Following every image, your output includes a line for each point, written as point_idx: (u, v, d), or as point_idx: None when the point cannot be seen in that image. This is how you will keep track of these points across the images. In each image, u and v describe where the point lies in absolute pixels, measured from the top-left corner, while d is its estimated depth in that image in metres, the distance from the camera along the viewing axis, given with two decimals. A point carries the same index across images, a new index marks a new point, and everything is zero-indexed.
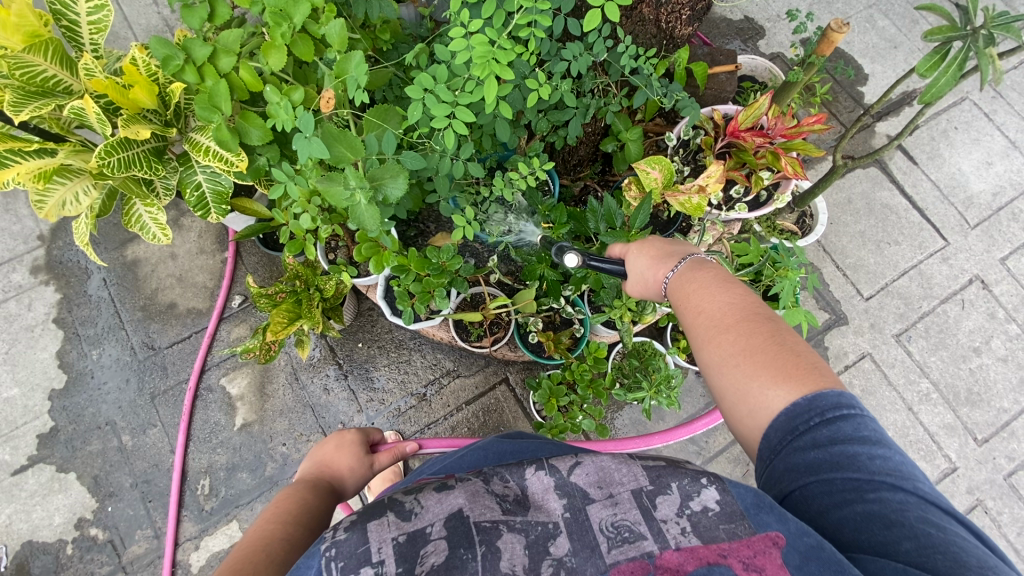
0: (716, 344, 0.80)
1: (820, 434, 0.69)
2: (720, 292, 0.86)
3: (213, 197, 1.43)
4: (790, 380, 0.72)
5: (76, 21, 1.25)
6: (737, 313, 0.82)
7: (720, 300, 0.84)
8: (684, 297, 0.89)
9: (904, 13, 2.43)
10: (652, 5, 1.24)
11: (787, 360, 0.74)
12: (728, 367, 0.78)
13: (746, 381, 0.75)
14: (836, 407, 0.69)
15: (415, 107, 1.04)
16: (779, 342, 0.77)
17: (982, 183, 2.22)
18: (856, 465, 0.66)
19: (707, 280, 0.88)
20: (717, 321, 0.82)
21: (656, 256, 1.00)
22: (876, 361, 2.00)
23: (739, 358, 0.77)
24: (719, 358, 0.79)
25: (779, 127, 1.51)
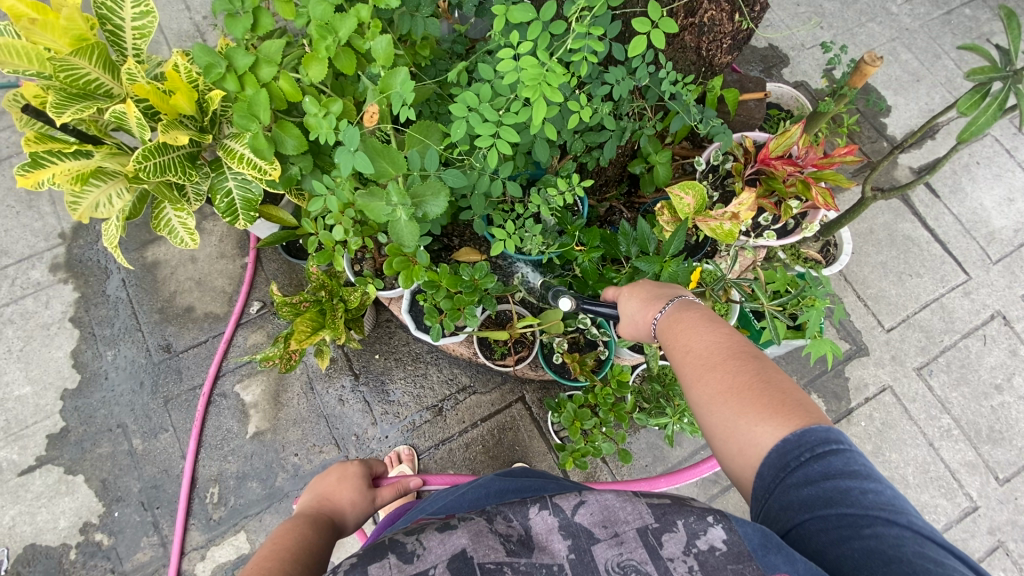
0: (703, 382, 0.79)
1: (811, 469, 0.67)
2: (706, 329, 0.85)
3: (242, 204, 1.43)
4: (778, 416, 0.71)
5: (121, 26, 1.26)
6: (722, 351, 0.81)
7: (706, 337, 0.84)
8: (670, 337, 0.90)
9: (926, 48, 2.47)
10: (694, 33, 1.21)
11: (775, 396, 0.73)
12: (715, 405, 0.76)
13: (735, 417, 0.73)
14: (824, 442, 0.67)
15: (459, 124, 1.05)
16: (765, 378, 0.76)
17: (1004, 219, 2.21)
18: (849, 500, 0.64)
19: (693, 319, 0.89)
20: (703, 358, 0.82)
21: (644, 297, 1.03)
22: (897, 395, 1.98)
23: (725, 395, 0.76)
24: (707, 395, 0.78)
25: (810, 157, 1.51)
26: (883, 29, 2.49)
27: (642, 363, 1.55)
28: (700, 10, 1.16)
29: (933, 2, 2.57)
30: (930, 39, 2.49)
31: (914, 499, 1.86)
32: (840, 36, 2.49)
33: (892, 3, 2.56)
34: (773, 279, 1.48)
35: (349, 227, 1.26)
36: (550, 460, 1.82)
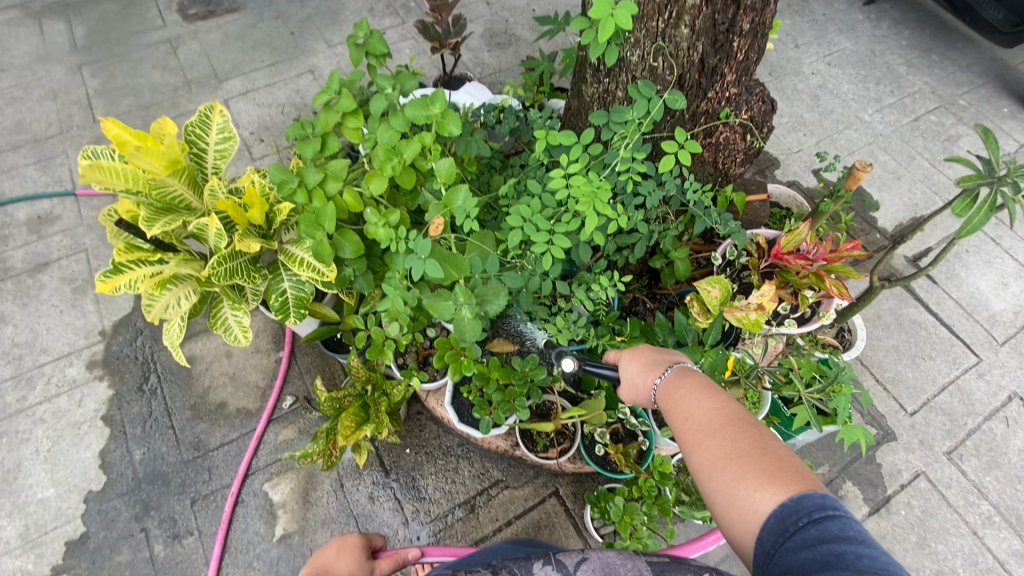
0: (705, 448, 0.84)
1: (808, 534, 0.69)
2: (705, 398, 0.92)
3: (295, 302, 1.52)
4: (777, 482, 0.75)
5: (205, 149, 1.43)
6: (722, 417, 0.87)
7: (706, 405, 0.90)
8: (672, 404, 0.96)
9: (901, 150, 2.75)
10: (712, 150, 1.38)
11: (773, 464, 0.78)
12: (715, 470, 0.81)
13: (736, 482, 0.78)
14: (819, 508, 0.70)
15: (516, 232, 1.19)
16: (762, 445, 0.81)
17: (1002, 302, 2.33)
18: (842, 562, 0.65)
19: (692, 386, 0.96)
20: (705, 425, 0.87)
21: (645, 363, 1.11)
22: (931, 480, 1.97)
23: (726, 461, 0.81)
24: (709, 460, 0.83)
25: (820, 252, 1.62)
26: (860, 135, 2.79)
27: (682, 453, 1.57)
28: (716, 132, 1.33)
29: (901, 112, 2.90)
30: (904, 143, 2.78)
31: None
32: (823, 140, 2.77)
33: (865, 113, 2.88)
34: (798, 366, 1.55)
35: (403, 324, 1.36)
36: None
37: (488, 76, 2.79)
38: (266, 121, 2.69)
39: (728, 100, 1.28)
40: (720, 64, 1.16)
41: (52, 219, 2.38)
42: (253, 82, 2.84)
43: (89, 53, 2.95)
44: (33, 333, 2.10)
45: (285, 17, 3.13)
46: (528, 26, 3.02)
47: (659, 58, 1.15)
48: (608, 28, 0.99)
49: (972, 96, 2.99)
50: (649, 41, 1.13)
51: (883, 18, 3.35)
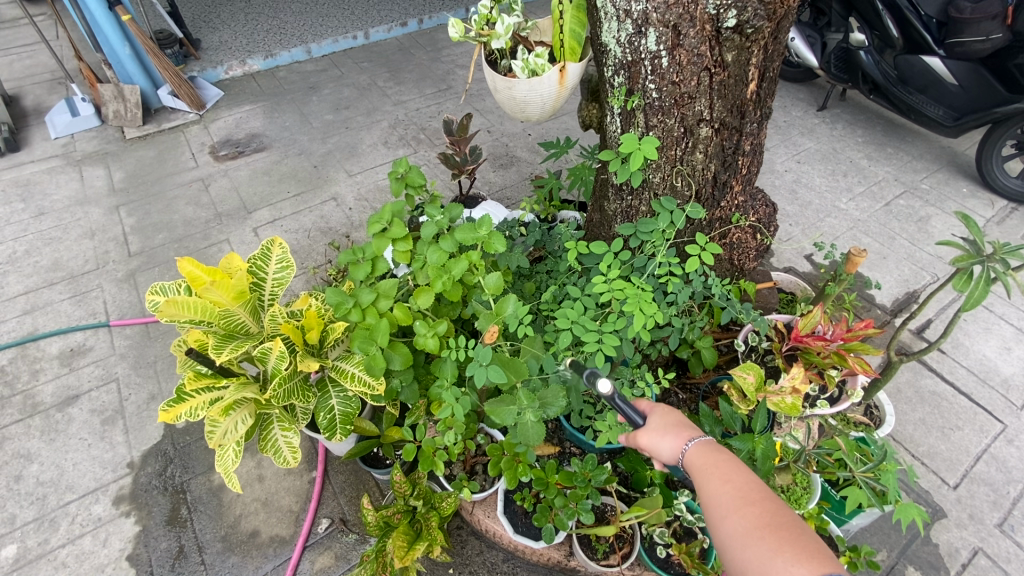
0: (742, 516, 0.92)
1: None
2: (741, 471, 1.00)
3: (342, 418, 1.54)
4: (810, 559, 0.83)
5: (265, 278, 1.55)
6: (759, 492, 0.95)
7: (743, 478, 0.98)
8: (705, 470, 1.03)
9: (880, 232, 2.99)
10: (727, 248, 1.53)
11: (805, 543, 0.86)
12: (751, 540, 0.89)
13: (773, 553, 0.85)
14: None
15: (567, 334, 1.28)
16: (795, 524, 0.89)
17: (1011, 366, 2.42)
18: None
19: (725, 456, 1.04)
20: (742, 495, 0.95)
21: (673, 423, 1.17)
22: (992, 558, 1.90)
23: (763, 532, 0.89)
24: (745, 528, 0.90)
25: (836, 331, 1.73)
26: (840, 221, 3.05)
27: None
28: (729, 234, 1.50)
29: (872, 198, 3.20)
30: (881, 225, 3.03)
31: None
32: (808, 228, 3.01)
33: (840, 201, 3.17)
34: (838, 445, 1.59)
35: (456, 430, 1.41)
36: None
37: (497, 192, 3.07)
38: (293, 245, 2.88)
39: (737, 207, 1.46)
40: (729, 178, 1.36)
41: (85, 351, 2.43)
42: (280, 211, 3.08)
43: (126, 194, 3.20)
44: (59, 469, 2.06)
45: (308, 153, 3.47)
46: (528, 148, 3.37)
47: (678, 178, 1.34)
48: (638, 159, 1.17)
49: (932, 181, 3.32)
50: (669, 165, 1.32)
51: (837, 121, 3.80)
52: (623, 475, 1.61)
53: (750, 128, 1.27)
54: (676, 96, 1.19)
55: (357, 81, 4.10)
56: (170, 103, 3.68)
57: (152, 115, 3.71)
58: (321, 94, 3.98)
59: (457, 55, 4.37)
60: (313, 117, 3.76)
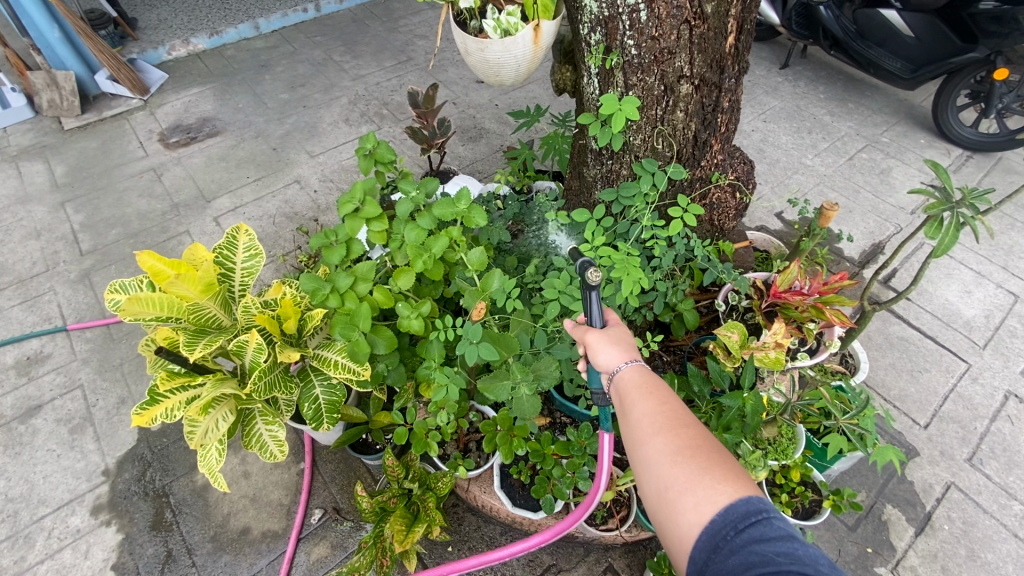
0: (670, 437, 0.86)
1: (749, 534, 0.72)
2: (675, 393, 0.94)
3: (327, 407, 1.49)
4: (734, 482, 0.78)
5: (233, 268, 1.48)
6: (691, 413, 0.89)
7: (676, 400, 0.92)
8: (638, 390, 0.96)
9: (846, 186, 3.06)
10: (708, 210, 1.53)
11: (730, 466, 0.81)
12: (677, 460, 0.82)
13: (698, 474, 0.80)
14: (762, 509, 0.74)
15: (556, 305, 1.26)
16: (721, 447, 0.84)
17: (972, 308, 2.55)
18: (768, 562, 0.68)
19: (659, 381, 0.97)
20: (673, 416, 0.89)
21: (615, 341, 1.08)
22: (963, 490, 2.02)
23: (690, 453, 0.83)
24: (672, 447, 0.84)
25: (813, 286, 1.76)
26: (808, 178, 3.10)
27: None
28: (709, 195, 1.49)
29: (836, 153, 3.25)
30: (846, 180, 3.09)
31: None
32: (777, 186, 3.05)
33: (806, 158, 3.22)
34: (819, 395, 1.64)
35: (447, 410, 1.38)
36: None
37: (468, 166, 2.99)
38: (259, 233, 2.76)
39: (716, 166, 1.45)
40: (709, 137, 1.34)
41: (43, 358, 2.29)
42: (241, 198, 2.94)
43: (71, 189, 2.99)
44: (28, 483, 1.96)
45: (266, 135, 3.31)
46: (495, 119, 3.29)
47: (659, 139, 1.31)
48: (620, 121, 1.13)
49: (892, 133, 3.40)
50: (650, 126, 1.29)
51: (799, 78, 3.83)
52: (615, 441, 1.63)
53: (729, 83, 1.26)
54: (656, 52, 1.16)
55: (311, 57, 3.90)
56: (110, 88, 3.43)
57: (91, 103, 3.45)
58: (274, 71, 3.77)
59: (415, 25, 4.19)
60: (268, 96, 3.57)
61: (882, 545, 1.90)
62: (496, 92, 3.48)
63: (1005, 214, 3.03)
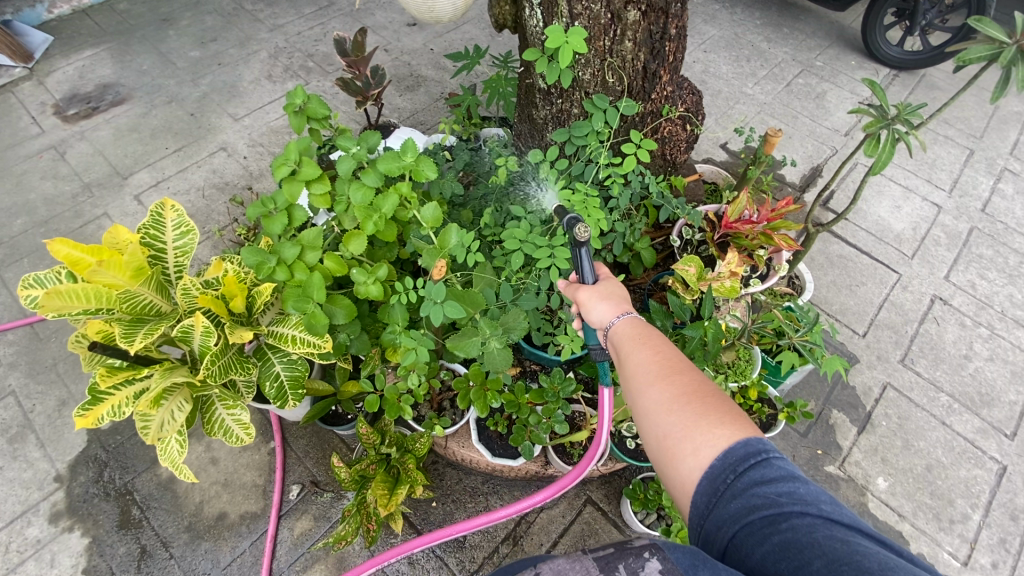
0: (667, 387, 0.90)
1: (748, 476, 0.76)
2: (670, 345, 0.98)
3: (291, 383, 1.43)
4: (731, 424, 0.82)
5: (164, 248, 1.36)
6: (686, 363, 0.93)
7: (672, 351, 0.96)
8: (633, 342, 1.00)
9: (785, 112, 3.12)
10: (659, 145, 1.51)
11: (725, 411, 0.85)
12: (675, 407, 0.86)
13: (694, 421, 0.84)
14: (759, 451, 0.78)
15: (516, 256, 1.23)
16: (716, 393, 0.88)
17: (901, 222, 2.73)
18: (768, 503, 0.72)
19: (652, 334, 1.01)
20: (668, 366, 0.93)
21: (607, 297, 1.12)
22: (897, 388, 2.21)
23: (685, 401, 0.87)
24: (668, 396, 0.88)
25: (762, 213, 1.81)
26: (749, 107, 3.13)
27: None
28: (660, 128, 1.47)
29: (774, 80, 3.29)
30: (785, 106, 3.15)
31: (956, 478, 2.02)
32: (721, 117, 3.07)
33: (747, 87, 3.24)
34: (771, 317, 1.73)
35: (418, 374, 1.35)
36: None
37: (408, 118, 2.84)
38: (189, 209, 2.56)
39: (666, 98, 1.42)
40: (658, 68, 1.31)
41: None
42: (162, 172, 2.69)
43: None
44: None
45: (180, 100, 3.00)
46: (432, 65, 3.11)
47: (609, 72, 1.27)
48: (568, 55, 1.07)
49: (825, 56, 3.46)
50: (598, 59, 1.25)
51: (736, 5, 3.79)
52: (585, 381, 1.66)
53: (676, 8, 1.21)
54: None
55: (218, 7, 3.51)
56: None
57: None
58: (178, 26, 3.38)
59: None
60: (175, 55, 3.20)
61: (831, 446, 2.08)
62: (429, 36, 3.27)
63: (928, 130, 3.20)
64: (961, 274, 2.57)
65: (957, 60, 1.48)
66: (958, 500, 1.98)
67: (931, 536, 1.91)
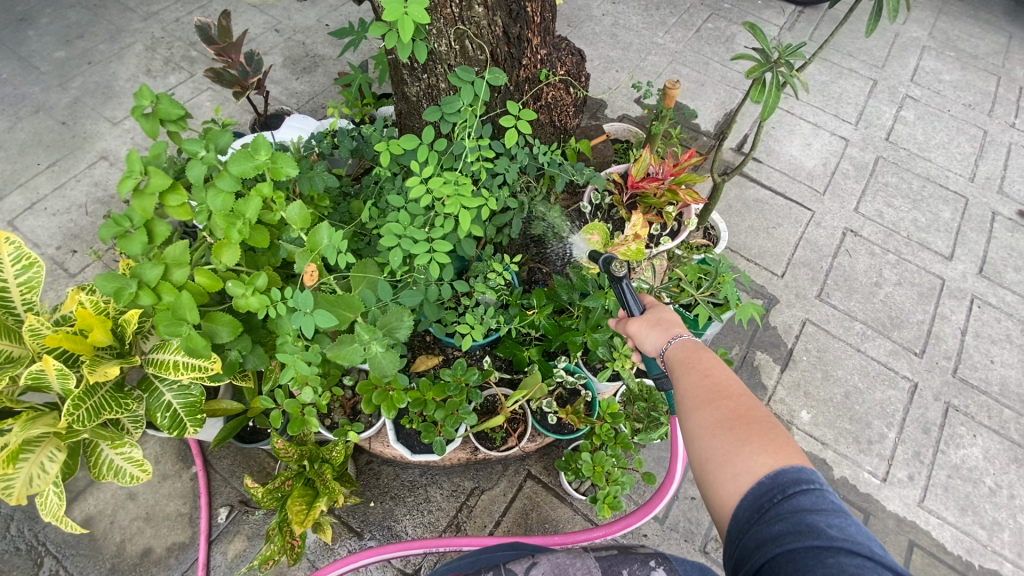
0: (714, 411, 0.92)
1: (796, 501, 0.78)
2: (721, 367, 0.99)
3: (186, 410, 1.32)
4: (776, 451, 0.84)
5: (5, 286, 1.24)
6: (738, 389, 0.94)
7: (722, 375, 0.98)
8: (682, 365, 1.03)
9: (696, 60, 3.09)
10: (545, 112, 1.46)
11: (772, 438, 0.86)
12: (720, 432, 0.89)
13: (738, 446, 0.86)
14: (810, 480, 0.80)
15: (395, 252, 1.15)
16: (767, 419, 0.89)
17: (812, 159, 2.79)
18: (816, 532, 0.73)
19: (706, 355, 1.02)
20: (716, 391, 0.95)
21: (656, 323, 1.14)
22: (815, 323, 2.30)
23: (733, 425, 0.89)
24: (714, 421, 0.91)
25: (666, 169, 1.80)
26: (661, 57, 3.08)
27: (621, 388, 1.67)
28: (542, 95, 1.40)
29: (684, 27, 3.25)
30: (696, 53, 3.12)
31: (872, 400, 2.14)
32: (634, 70, 3.01)
33: (658, 36, 3.18)
34: (684, 273, 1.75)
35: (316, 385, 1.27)
36: (579, 520, 1.81)
37: (307, 103, 2.65)
38: (72, 229, 2.33)
39: (542, 62, 1.34)
40: (523, 31, 1.23)
41: None
42: (36, 192, 2.43)
43: None
44: None
45: (47, 108, 2.69)
46: (327, 42, 2.90)
47: (465, 42, 1.19)
48: (408, 26, 0.97)
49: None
50: (450, 28, 1.17)
51: None
52: (504, 361, 1.64)
53: None
54: None
55: None
56: None
57: None
58: (36, 23, 3.01)
59: None
60: (37, 58, 2.86)
61: (756, 387, 2.15)
62: (322, 10, 3.03)
63: (834, 64, 3.25)
64: (869, 205, 2.66)
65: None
66: (875, 421, 2.10)
67: (852, 459, 2.02)
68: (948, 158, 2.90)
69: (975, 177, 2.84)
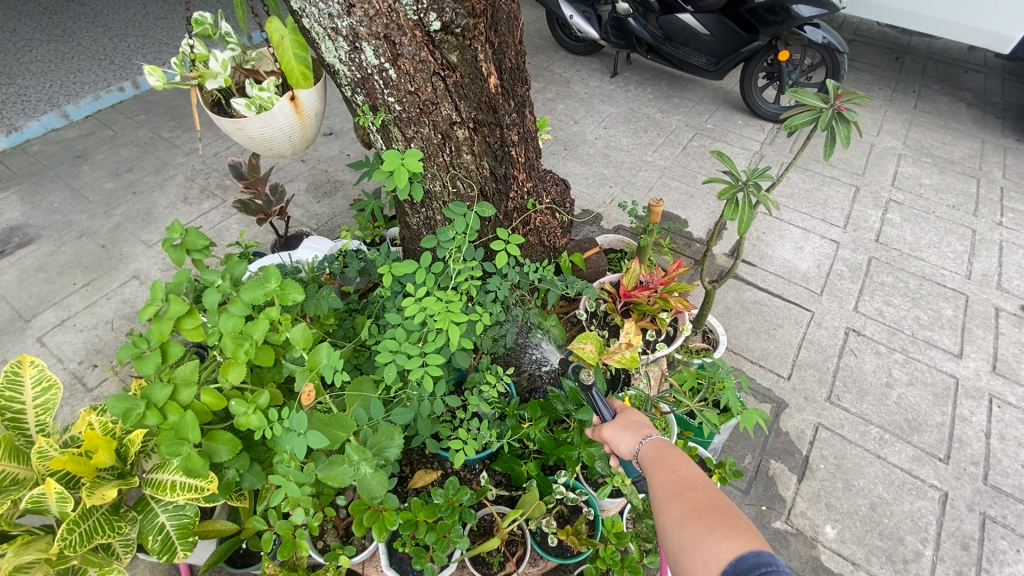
0: (682, 504, 0.94)
1: None
2: (687, 462, 1.03)
3: (178, 533, 1.30)
4: (737, 537, 0.85)
5: (22, 410, 1.33)
6: (702, 481, 0.98)
7: (687, 469, 1.01)
8: (653, 463, 1.07)
9: (685, 174, 3.34)
10: (535, 235, 1.64)
11: (733, 523, 0.88)
12: (687, 522, 0.91)
13: (703, 534, 0.87)
14: (768, 562, 0.80)
15: (389, 368, 1.22)
16: (730, 508, 0.91)
17: (805, 261, 2.89)
18: None
19: (673, 452, 1.07)
20: (683, 484, 0.98)
21: (629, 426, 1.21)
22: (829, 428, 2.23)
23: (698, 515, 0.91)
24: (682, 513, 0.93)
25: (655, 279, 1.89)
26: (651, 173, 3.34)
27: (627, 504, 1.62)
28: (531, 220, 1.60)
29: (671, 146, 3.55)
30: (685, 168, 3.38)
31: (902, 513, 2.00)
32: (627, 185, 3.25)
33: (648, 155, 3.48)
34: (682, 378, 1.74)
35: (308, 506, 1.26)
36: None
37: (325, 223, 2.89)
38: (96, 344, 2.46)
39: (529, 194, 1.57)
40: (508, 170, 1.46)
41: None
42: (68, 309, 2.60)
43: None
44: None
45: (91, 233, 2.97)
46: (348, 169, 3.22)
47: (457, 181, 1.41)
48: (404, 174, 1.18)
49: (714, 119, 3.78)
50: (443, 172, 1.39)
51: (629, 83, 4.15)
52: (502, 477, 1.61)
53: (509, 120, 1.38)
54: (419, 104, 1.25)
55: (135, 138, 3.58)
56: None
57: None
58: (93, 160, 3.41)
59: None
60: (88, 189, 3.21)
61: (774, 499, 2.04)
62: (344, 142, 3.41)
63: (815, 173, 3.48)
64: (868, 304, 2.69)
65: (785, 126, 1.63)
66: (907, 536, 1.94)
67: None
68: (941, 258, 2.97)
69: (971, 275, 2.89)
